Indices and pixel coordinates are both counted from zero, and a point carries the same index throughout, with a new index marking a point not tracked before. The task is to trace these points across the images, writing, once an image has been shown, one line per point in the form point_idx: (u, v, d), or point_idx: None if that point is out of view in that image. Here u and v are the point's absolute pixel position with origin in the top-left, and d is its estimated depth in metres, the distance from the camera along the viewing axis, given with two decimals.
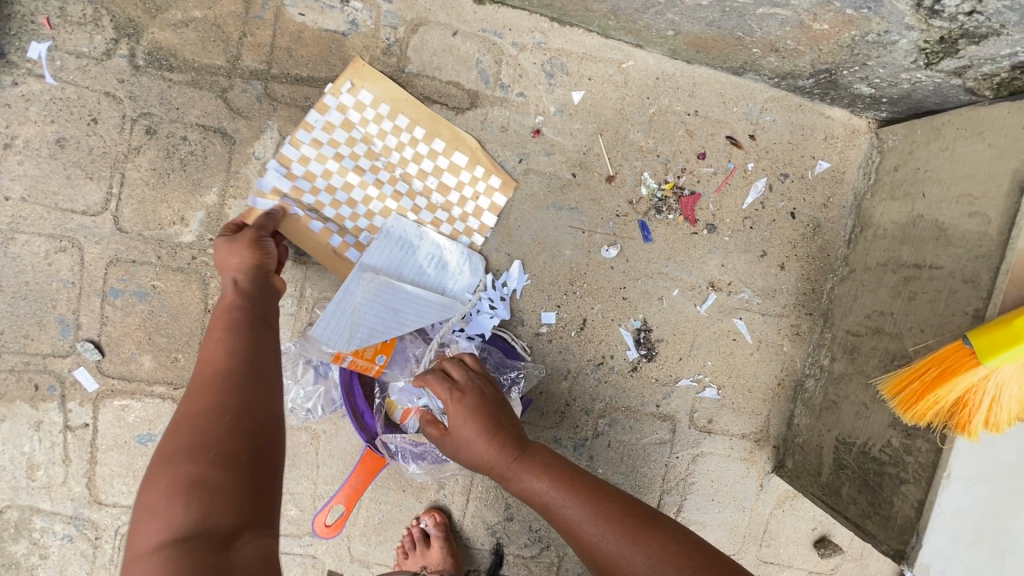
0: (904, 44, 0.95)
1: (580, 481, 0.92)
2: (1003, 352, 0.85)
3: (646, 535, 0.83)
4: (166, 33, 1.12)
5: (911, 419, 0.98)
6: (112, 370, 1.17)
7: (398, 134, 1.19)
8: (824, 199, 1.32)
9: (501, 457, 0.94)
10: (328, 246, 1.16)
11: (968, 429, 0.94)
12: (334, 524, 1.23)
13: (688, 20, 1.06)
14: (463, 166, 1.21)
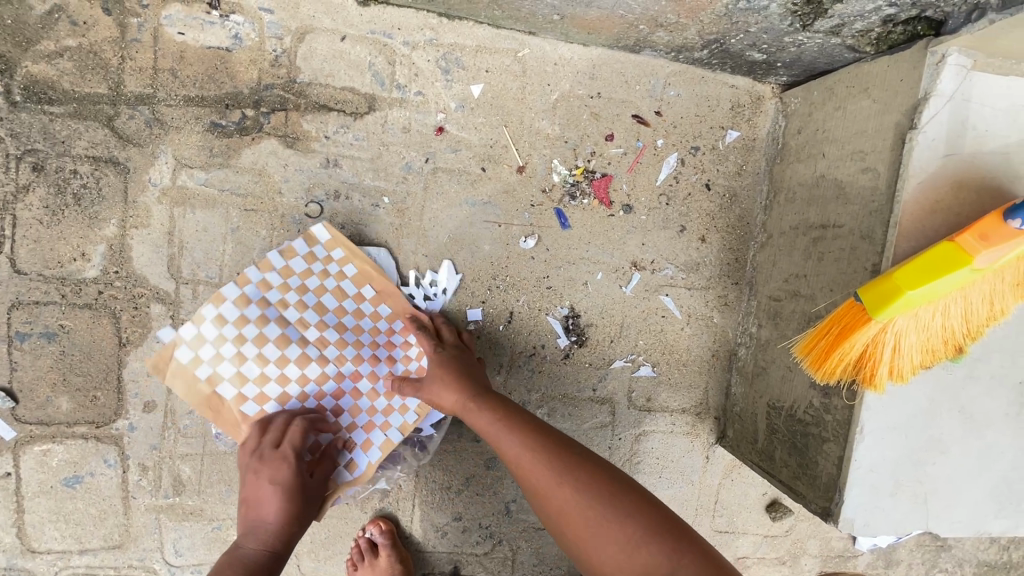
0: (774, 8, 0.97)
1: (530, 421, 1.01)
2: (892, 304, 0.86)
3: (578, 469, 0.93)
4: (41, 65, 1.09)
5: (822, 377, 0.99)
6: (28, 416, 1.14)
7: (287, 291, 1.12)
8: (737, 167, 1.32)
9: (463, 400, 1.04)
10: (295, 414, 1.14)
11: (875, 382, 0.94)
12: None
13: (567, 4, 1.05)
14: (223, 318, 1.09)
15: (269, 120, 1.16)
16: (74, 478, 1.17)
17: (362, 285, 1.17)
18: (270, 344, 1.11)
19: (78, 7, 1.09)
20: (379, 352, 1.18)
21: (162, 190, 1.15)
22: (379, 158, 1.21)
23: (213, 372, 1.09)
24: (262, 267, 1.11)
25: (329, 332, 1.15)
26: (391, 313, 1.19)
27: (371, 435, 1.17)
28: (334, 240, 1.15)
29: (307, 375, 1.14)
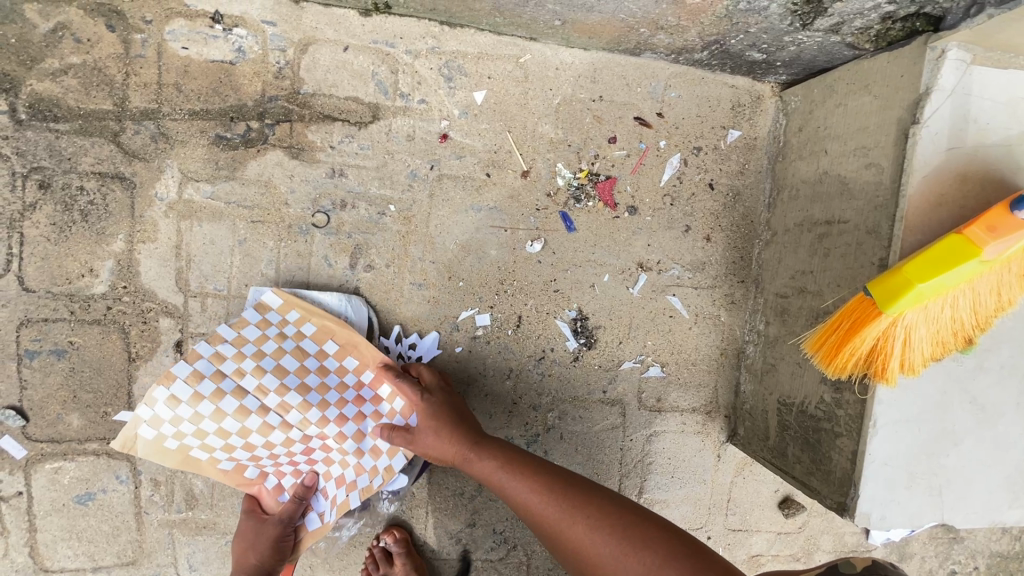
0: (775, 8, 0.98)
1: (532, 463, 1.03)
2: (902, 297, 0.86)
3: (587, 504, 0.95)
4: (46, 83, 1.09)
5: (833, 372, 0.99)
6: (39, 434, 1.14)
7: (241, 362, 1.13)
8: (739, 167, 1.32)
9: (462, 451, 1.06)
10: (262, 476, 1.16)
11: (886, 375, 0.95)
12: None
13: (569, 9, 1.06)
14: (179, 398, 1.10)
15: (274, 132, 1.17)
16: (87, 495, 1.16)
17: (322, 342, 1.18)
18: (229, 416, 1.12)
19: (82, 24, 1.09)
20: (344, 410, 1.17)
21: (169, 204, 1.15)
22: (384, 166, 1.21)
23: (177, 445, 1.11)
24: (214, 338, 1.12)
25: (290, 395, 1.15)
26: (357, 365, 1.18)
27: (340, 490, 1.18)
28: (288, 303, 1.16)
29: (273, 439, 1.15)
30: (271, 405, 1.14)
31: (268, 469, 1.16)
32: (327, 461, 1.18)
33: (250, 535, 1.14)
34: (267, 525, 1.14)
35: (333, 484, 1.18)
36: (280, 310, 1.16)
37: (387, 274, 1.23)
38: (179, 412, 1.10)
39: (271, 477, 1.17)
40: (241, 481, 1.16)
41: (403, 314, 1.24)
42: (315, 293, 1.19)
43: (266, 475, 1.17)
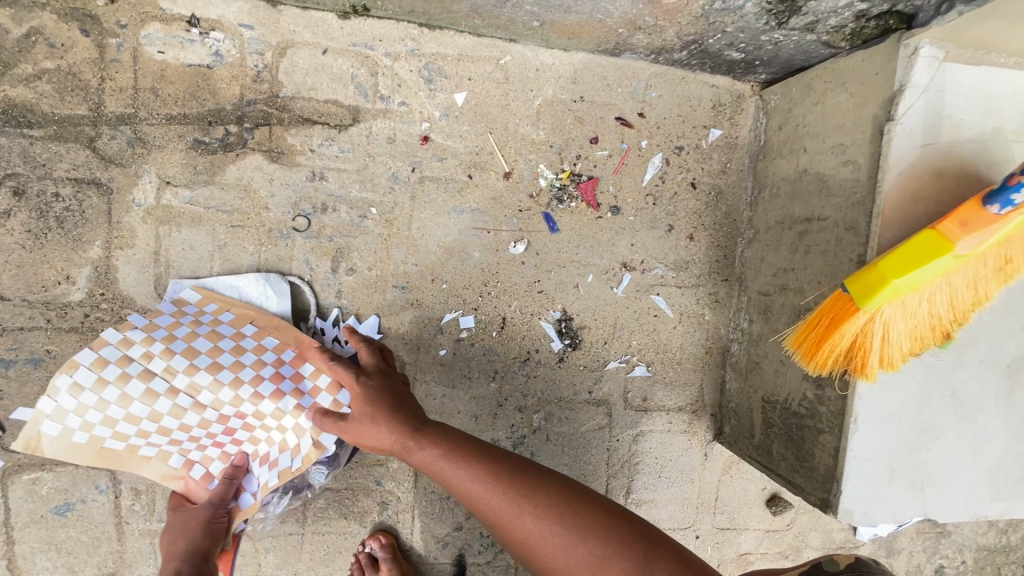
0: (750, 7, 0.99)
1: (479, 454, 0.96)
2: (879, 292, 0.87)
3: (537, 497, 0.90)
4: (19, 89, 1.08)
5: (814, 369, 1.00)
6: (15, 445, 1.12)
7: (148, 346, 1.08)
8: (721, 165, 1.33)
9: (405, 440, 0.98)
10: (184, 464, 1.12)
11: (866, 371, 0.95)
12: None
13: (546, 9, 1.06)
14: (85, 385, 1.06)
15: (253, 135, 1.16)
16: (65, 506, 1.14)
17: (241, 324, 1.14)
18: (138, 400, 1.08)
19: (55, 29, 1.08)
20: (262, 389, 1.11)
21: (147, 210, 1.14)
22: (365, 169, 1.20)
23: (89, 435, 1.07)
24: (123, 325, 1.08)
25: (201, 375, 1.10)
26: (279, 344, 1.14)
27: (269, 470, 1.14)
28: (204, 295, 1.14)
29: (189, 422, 1.10)
30: (182, 387, 1.09)
31: (192, 456, 1.13)
32: (254, 442, 1.14)
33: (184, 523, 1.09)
34: (203, 512, 1.10)
35: (261, 464, 1.14)
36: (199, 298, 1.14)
37: (369, 277, 1.22)
38: (86, 401, 1.06)
39: (197, 465, 1.13)
40: (167, 472, 1.12)
41: (386, 317, 1.23)
42: (232, 280, 1.16)
43: (192, 465, 1.13)
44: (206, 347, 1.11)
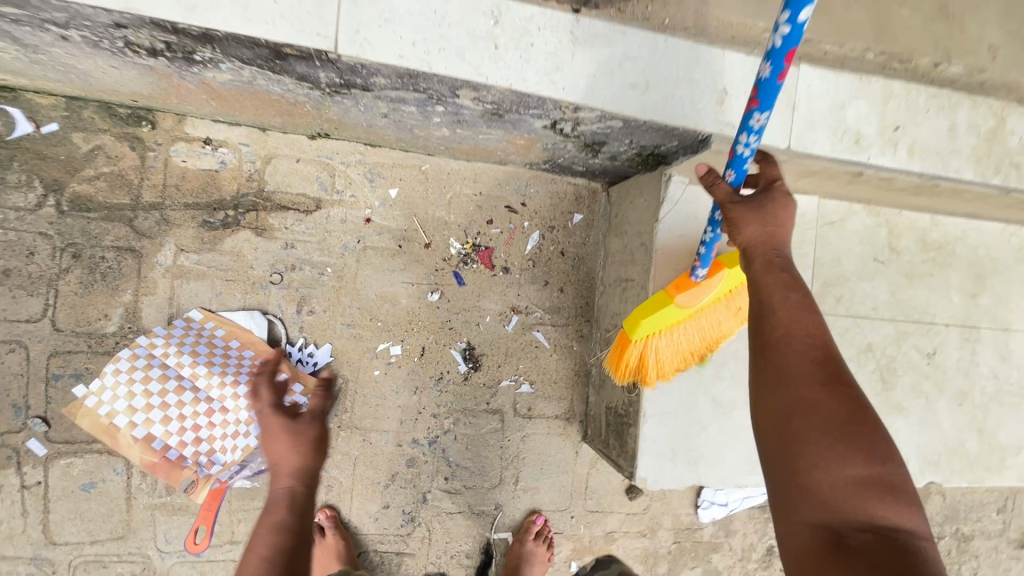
0: (570, 146, 1.51)
1: (794, 285, 0.97)
2: (637, 330, 1.36)
3: (816, 354, 0.90)
4: (83, 185, 1.57)
5: (619, 379, 1.48)
6: (57, 437, 1.54)
7: (167, 346, 1.54)
8: (582, 239, 1.87)
9: (775, 253, 1.00)
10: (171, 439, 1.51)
11: (647, 381, 1.45)
12: (201, 540, 1.59)
13: (448, 142, 1.60)
14: (121, 368, 1.50)
15: (245, 217, 1.66)
16: (90, 484, 1.55)
17: (229, 338, 1.60)
18: (153, 382, 1.51)
19: (111, 146, 1.58)
20: (240, 380, 1.56)
21: (166, 268, 1.61)
22: (324, 240, 1.71)
23: (112, 408, 1.49)
24: (151, 333, 1.56)
25: (198, 368, 1.54)
26: (255, 352, 1.60)
27: (237, 441, 1.54)
28: (208, 315, 1.60)
29: (184, 403, 1.52)
30: (184, 376, 1.53)
31: (178, 434, 1.51)
32: (224, 424, 1.54)
33: (288, 419, 1.20)
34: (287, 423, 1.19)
35: (232, 438, 1.54)
36: (202, 318, 1.60)
37: (323, 317, 1.70)
38: (119, 381, 1.50)
39: (180, 441, 1.51)
40: (158, 445, 1.50)
41: (335, 346, 1.71)
42: (228, 311, 1.62)
43: (174, 445, 1.51)
44: (204, 350, 1.56)
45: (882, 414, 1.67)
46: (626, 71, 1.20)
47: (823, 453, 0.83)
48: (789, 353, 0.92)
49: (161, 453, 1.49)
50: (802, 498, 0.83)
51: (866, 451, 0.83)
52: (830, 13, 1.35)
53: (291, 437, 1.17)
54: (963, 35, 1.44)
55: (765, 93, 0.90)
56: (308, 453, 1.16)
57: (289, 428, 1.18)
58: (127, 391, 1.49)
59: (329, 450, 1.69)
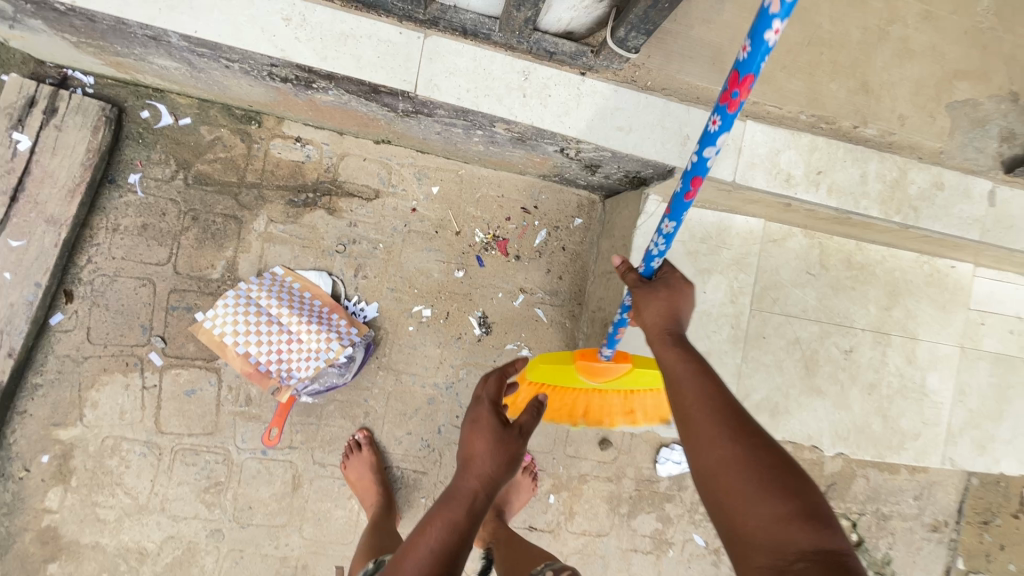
0: (574, 165, 1.98)
1: (690, 357, 1.24)
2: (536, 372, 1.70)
3: (715, 409, 1.13)
4: (205, 165, 2.07)
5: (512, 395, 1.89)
6: (172, 352, 2.04)
7: (261, 289, 2.05)
8: (581, 238, 2.33)
9: (667, 333, 1.30)
10: (261, 357, 2.01)
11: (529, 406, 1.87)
12: (273, 438, 2.10)
13: (482, 154, 2.06)
14: (228, 301, 2.01)
15: (321, 199, 2.15)
16: (192, 390, 2.06)
17: (304, 288, 2.09)
18: (250, 313, 2.01)
19: (228, 137, 2.08)
20: (312, 318, 2.05)
21: (259, 233, 2.10)
22: (379, 222, 2.20)
23: (220, 330, 2.00)
24: (249, 279, 2.07)
25: (282, 307, 2.04)
26: (323, 300, 2.09)
27: (309, 364, 2.03)
28: (287, 270, 2.10)
29: (271, 331, 2.02)
30: (272, 312, 2.03)
31: (266, 354, 2.01)
32: (299, 350, 2.02)
33: (494, 419, 1.50)
34: (482, 425, 1.49)
35: (305, 361, 2.03)
36: (284, 270, 2.09)
37: (373, 281, 2.19)
38: (227, 310, 2.01)
39: (267, 360, 2.01)
40: (252, 361, 2.01)
41: (381, 305, 2.19)
42: (303, 269, 2.12)
43: (263, 362, 2.01)
44: (286, 295, 2.06)
45: (802, 393, 2.15)
46: (615, 118, 1.68)
47: (742, 495, 1.00)
48: (699, 418, 1.13)
49: (255, 366, 2.00)
50: (748, 546, 0.96)
51: (773, 483, 0.99)
52: (774, 83, 1.80)
53: (490, 438, 1.45)
54: (879, 106, 1.88)
55: (676, 207, 1.20)
56: (500, 459, 1.43)
57: (496, 433, 1.46)
58: (232, 318, 2.00)
59: (369, 384, 2.17)
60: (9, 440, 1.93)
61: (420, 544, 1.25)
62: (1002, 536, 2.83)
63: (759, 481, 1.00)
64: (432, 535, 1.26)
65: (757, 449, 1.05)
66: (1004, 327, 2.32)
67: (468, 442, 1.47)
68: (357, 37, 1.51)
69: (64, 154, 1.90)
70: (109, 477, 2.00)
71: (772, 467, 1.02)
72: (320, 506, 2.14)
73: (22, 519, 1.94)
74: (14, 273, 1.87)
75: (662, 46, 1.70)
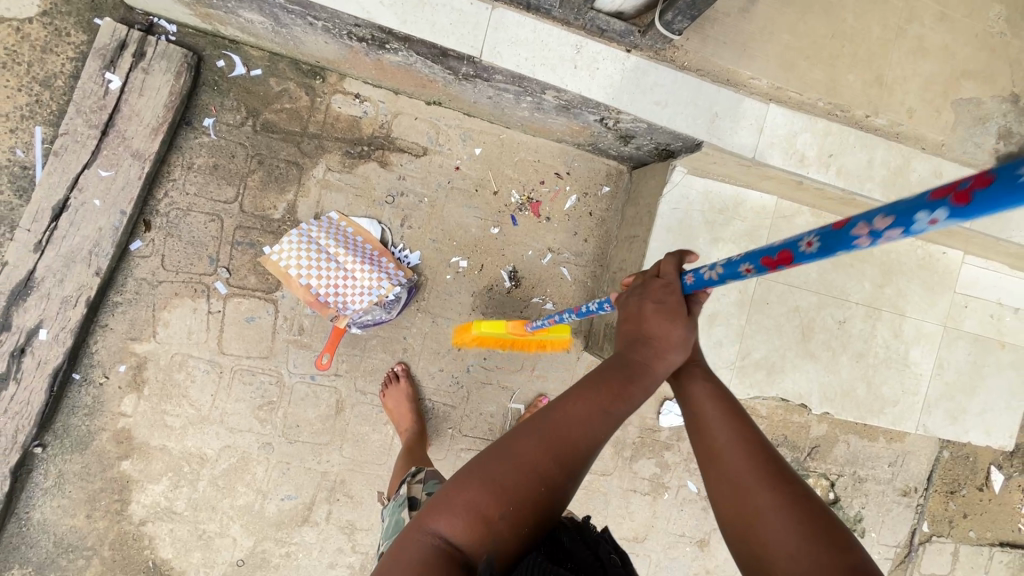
0: (609, 135, 2.18)
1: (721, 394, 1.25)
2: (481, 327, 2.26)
3: (755, 457, 1.13)
4: (271, 114, 2.26)
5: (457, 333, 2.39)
6: (235, 283, 2.27)
7: (320, 230, 2.27)
8: (607, 205, 2.53)
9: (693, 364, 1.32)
10: (319, 289, 2.24)
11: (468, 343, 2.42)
12: (325, 362, 2.33)
13: (525, 119, 2.25)
14: (292, 238, 2.23)
15: (374, 153, 2.35)
16: (251, 317, 2.29)
17: (357, 232, 2.31)
18: (310, 250, 2.24)
19: (294, 89, 2.27)
20: (365, 259, 2.27)
21: (317, 179, 2.31)
22: (425, 177, 2.40)
23: (284, 264, 2.22)
24: (310, 220, 2.29)
25: (338, 246, 2.26)
26: (373, 244, 2.31)
27: (363, 299, 2.27)
28: (342, 215, 2.31)
29: (328, 268, 2.24)
30: (329, 250, 2.25)
31: (324, 287, 2.24)
32: (353, 286, 2.26)
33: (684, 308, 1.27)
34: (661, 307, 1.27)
35: (358, 296, 2.27)
36: (340, 215, 2.31)
37: (417, 231, 2.40)
38: (291, 246, 2.23)
39: (326, 292, 2.25)
40: (312, 292, 2.25)
41: (423, 253, 2.41)
42: (356, 215, 2.33)
43: (321, 293, 2.25)
44: (342, 236, 2.28)
45: (796, 356, 2.40)
46: (653, 93, 1.87)
47: (780, 536, 1.01)
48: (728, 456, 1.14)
49: (315, 296, 2.25)
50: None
51: (816, 531, 0.99)
52: (798, 71, 1.99)
53: (686, 323, 1.27)
54: (890, 98, 2.08)
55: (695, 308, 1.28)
56: (683, 345, 1.27)
57: (681, 318, 1.26)
58: (295, 253, 2.23)
59: (408, 324, 2.41)
60: (91, 349, 2.18)
61: (586, 397, 1.18)
62: (966, 505, 3.10)
63: (803, 533, 0.99)
64: (602, 393, 1.19)
65: (799, 498, 1.05)
66: (986, 310, 2.55)
67: (641, 317, 1.28)
68: (434, 4, 1.70)
69: (150, 96, 2.09)
70: (177, 388, 2.25)
71: (815, 517, 1.02)
72: (359, 429, 2.39)
73: (100, 420, 2.19)
74: (102, 201, 2.08)
75: (700, 30, 1.89)
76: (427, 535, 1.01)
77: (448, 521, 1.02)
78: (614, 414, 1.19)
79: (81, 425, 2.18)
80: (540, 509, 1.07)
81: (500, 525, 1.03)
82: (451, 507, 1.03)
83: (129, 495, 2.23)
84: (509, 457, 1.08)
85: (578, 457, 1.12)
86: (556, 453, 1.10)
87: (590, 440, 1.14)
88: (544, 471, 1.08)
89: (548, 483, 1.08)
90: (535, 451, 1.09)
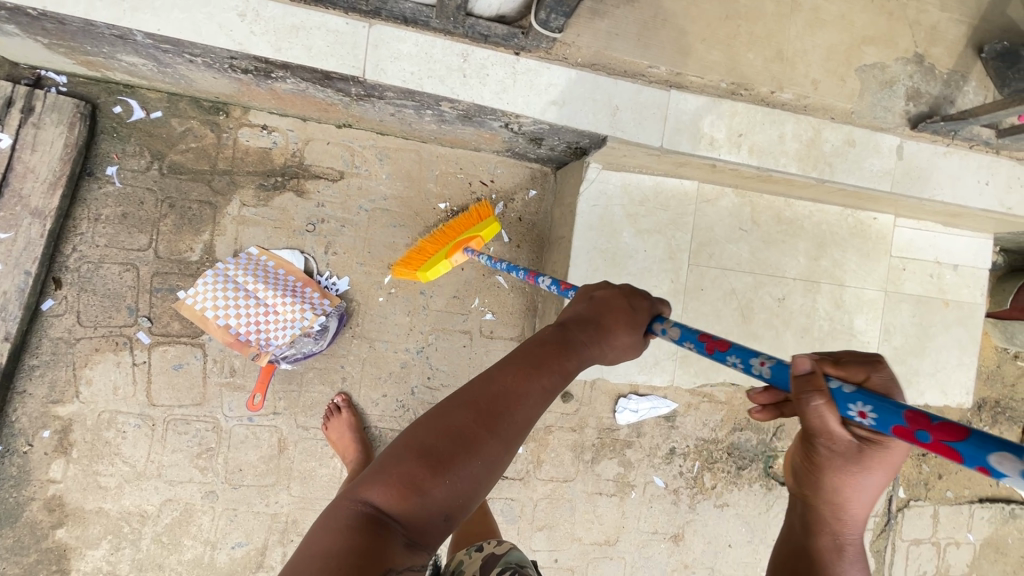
0: (520, 140, 2.15)
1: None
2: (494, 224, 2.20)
3: None
4: (177, 155, 2.21)
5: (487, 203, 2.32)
6: (158, 331, 2.20)
7: (239, 267, 2.23)
8: (536, 209, 2.50)
9: (846, 544, 1.17)
10: (239, 328, 2.18)
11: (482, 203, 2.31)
12: (256, 402, 2.26)
13: (437, 133, 2.22)
14: (210, 278, 2.19)
15: (289, 182, 2.30)
16: (179, 365, 2.22)
17: (278, 265, 2.26)
18: (228, 288, 2.19)
19: (198, 128, 2.22)
20: (286, 292, 2.21)
21: (233, 217, 2.26)
22: (345, 202, 2.34)
23: (201, 306, 2.17)
24: (227, 259, 2.24)
25: (257, 282, 2.21)
26: (296, 275, 2.26)
27: (287, 333, 2.21)
28: (261, 249, 2.26)
29: (248, 305, 2.19)
30: (247, 288, 2.20)
31: (246, 325, 2.19)
32: (276, 321, 2.20)
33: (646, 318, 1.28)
34: (627, 305, 1.27)
35: (282, 331, 2.21)
36: (259, 249, 2.26)
37: (342, 257, 2.34)
38: (207, 287, 2.18)
39: (247, 331, 2.19)
40: (230, 333, 2.18)
41: (352, 279, 2.35)
42: (277, 249, 2.28)
43: (242, 333, 2.19)
44: (263, 271, 2.24)
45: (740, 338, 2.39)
46: (549, 94, 1.85)
47: None
48: None
49: (236, 337, 2.19)
50: None
51: None
52: (695, 55, 1.98)
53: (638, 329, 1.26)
54: (793, 72, 2.07)
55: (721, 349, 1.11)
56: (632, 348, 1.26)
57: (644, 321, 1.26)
58: (210, 294, 2.18)
59: (344, 352, 2.35)
60: (11, 418, 2.10)
61: (528, 370, 1.10)
62: (939, 466, 3.10)
63: None
64: (546, 370, 1.12)
65: None
66: (925, 271, 2.55)
67: (606, 308, 1.27)
68: (308, 28, 1.67)
69: (44, 150, 2.04)
70: (107, 447, 2.17)
71: None
72: (305, 466, 2.32)
73: (29, 490, 2.11)
74: (4, 264, 2.01)
75: (590, 25, 1.87)
76: (357, 505, 0.95)
77: (382, 490, 0.96)
78: (552, 389, 1.12)
79: (8, 498, 2.10)
80: (475, 481, 1.00)
81: (435, 497, 0.97)
82: (386, 480, 0.97)
83: (68, 564, 2.14)
84: (445, 429, 1.00)
85: (516, 433, 1.06)
86: (494, 427, 1.03)
87: (526, 410, 1.07)
88: (477, 444, 1.01)
89: (487, 457, 1.01)
90: (470, 422, 1.02)
